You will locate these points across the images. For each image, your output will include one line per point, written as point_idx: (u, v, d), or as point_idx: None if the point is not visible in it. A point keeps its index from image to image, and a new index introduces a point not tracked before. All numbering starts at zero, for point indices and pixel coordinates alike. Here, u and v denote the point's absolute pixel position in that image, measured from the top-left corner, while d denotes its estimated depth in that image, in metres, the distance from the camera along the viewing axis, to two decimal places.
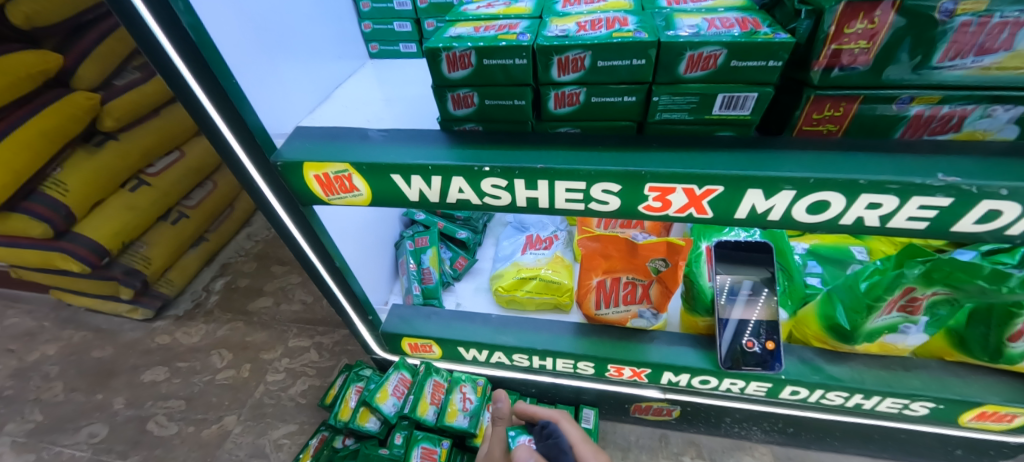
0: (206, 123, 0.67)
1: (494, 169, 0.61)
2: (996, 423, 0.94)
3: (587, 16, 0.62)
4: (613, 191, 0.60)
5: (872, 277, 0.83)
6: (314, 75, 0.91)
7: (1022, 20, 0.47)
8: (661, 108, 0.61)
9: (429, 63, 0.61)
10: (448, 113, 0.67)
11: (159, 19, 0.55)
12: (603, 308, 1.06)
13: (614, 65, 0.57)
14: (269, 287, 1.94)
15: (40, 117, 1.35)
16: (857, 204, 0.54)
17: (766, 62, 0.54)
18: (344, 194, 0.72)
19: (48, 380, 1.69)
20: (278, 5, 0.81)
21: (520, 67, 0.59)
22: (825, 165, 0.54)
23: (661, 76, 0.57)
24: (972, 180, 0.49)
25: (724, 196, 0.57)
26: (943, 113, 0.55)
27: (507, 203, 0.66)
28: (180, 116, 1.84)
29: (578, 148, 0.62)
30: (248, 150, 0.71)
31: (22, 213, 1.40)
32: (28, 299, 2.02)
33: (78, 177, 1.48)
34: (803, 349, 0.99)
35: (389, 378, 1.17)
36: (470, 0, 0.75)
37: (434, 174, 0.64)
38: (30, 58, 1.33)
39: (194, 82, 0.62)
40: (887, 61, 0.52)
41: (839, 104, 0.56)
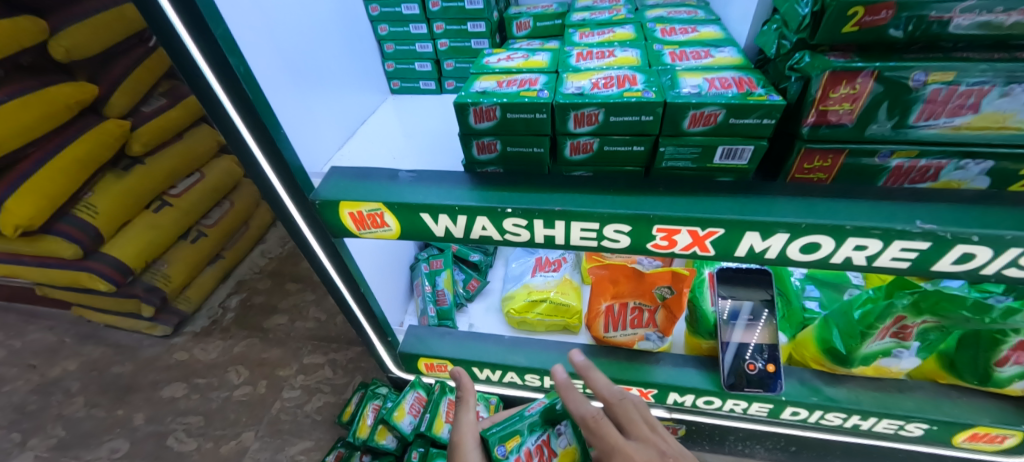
0: (252, 164, 0.74)
1: (515, 210, 0.67)
2: (989, 444, 0.98)
3: (599, 72, 0.70)
4: (623, 231, 0.66)
5: (865, 305, 0.89)
6: (342, 113, 0.98)
7: (986, 89, 0.53)
8: (667, 157, 0.67)
9: (458, 115, 0.67)
10: (472, 157, 0.74)
11: (215, 69, 0.62)
12: (611, 331, 1.12)
13: (625, 120, 0.64)
14: (283, 304, 2.00)
15: (76, 145, 1.43)
16: (845, 246, 0.60)
17: (761, 120, 0.60)
18: (375, 229, 0.78)
19: (70, 395, 1.74)
20: (312, 52, 0.88)
21: (540, 120, 0.66)
22: (815, 211, 0.60)
23: (667, 129, 0.64)
24: (947, 227, 0.55)
25: (725, 237, 0.63)
26: (921, 165, 0.61)
27: (527, 239, 0.72)
28: (200, 140, 1.92)
29: (591, 191, 0.68)
30: (285, 184, 0.77)
31: (54, 235, 1.46)
32: (49, 315, 2.08)
33: (108, 199, 1.56)
34: (802, 370, 1.04)
35: (405, 396, 1.22)
36: (490, 52, 0.82)
37: (460, 213, 0.70)
38: (68, 89, 1.40)
39: (241, 123, 0.68)
40: (868, 120, 0.58)
41: (827, 156, 0.62)
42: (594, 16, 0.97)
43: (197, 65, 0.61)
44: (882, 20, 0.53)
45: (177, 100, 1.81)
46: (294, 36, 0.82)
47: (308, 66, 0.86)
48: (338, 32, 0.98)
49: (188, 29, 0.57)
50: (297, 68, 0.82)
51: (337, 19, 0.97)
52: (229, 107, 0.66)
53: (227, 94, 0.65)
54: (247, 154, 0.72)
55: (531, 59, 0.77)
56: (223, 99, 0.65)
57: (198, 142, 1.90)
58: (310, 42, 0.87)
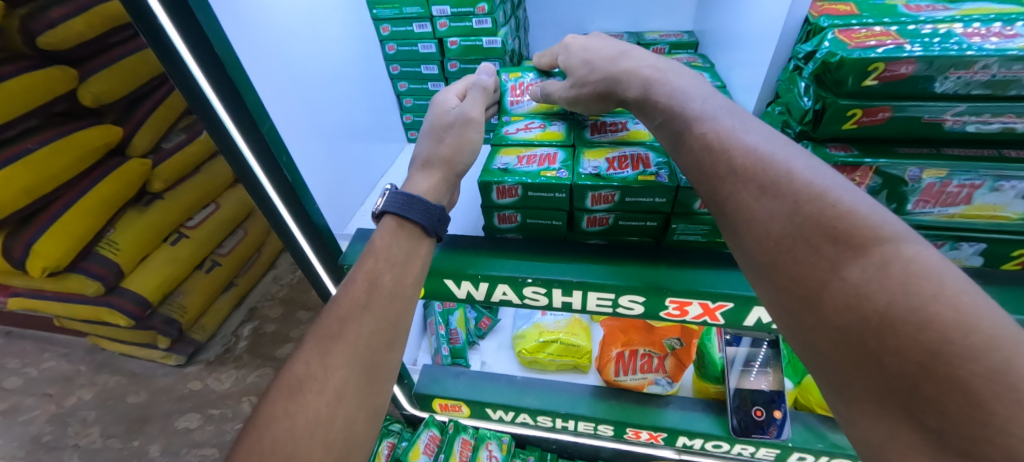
0: (288, 236, 0.77)
1: (536, 280, 0.71)
2: None
3: (614, 149, 0.74)
4: (638, 301, 0.70)
5: None
6: (363, 171, 1.02)
7: (976, 184, 0.57)
8: (678, 231, 0.72)
9: (482, 192, 0.72)
10: (493, 225, 0.78)
11: (248, 138, 0.62)
12: (621, 374, 1.14)
13: (639, 200, 0.68)
14: (295, 333, 2.03)
15: (102, 186, 1.48)
16: None
17: None
18: None
19: (86, 425, 1.77)
20: (335, 110, 0.92)
21: (559, 199, 0.70)
22: None
23: (677, 209, 0.68)
24: None
25: (734, 309, 0.67)
26: None
27: (545, 304, 0.76)
28: (216, 173, 1.96)
29: (608, 261, 0.72)
30: (311, 241, 0.78)
31: (79, 273, 1.50)
32: (64, 343, 2.11)
33: (130, 237, 1.61)
34: (807, 415, 1.07)
35: (420, 436, 1.25)
36: (508, 121, 0.87)
37: (482, 280, 0.74)
38: (96, 132, 1.46)
39: (270, 187, 0.68)
40: None
41: None
42: None
43: (244, 157, 0.64)
44: (880, 119, 0.57)
45: (196, 135, 1.86)
46: (321, 106, 0.87)
47: (333, 132, 0.91)
48: (361, 93, 1.03)
49: (223, 102, 0.57)
50: (325, 138, 0.88)
51: (360, 81, 1.03)
52: (270, 191, 0.69)
53: (271, 182, 0.68)
54: (283, 229, 0.75)
55: (548, 130, 0.82)
56: (265, 185, 0.68)
57: (215, 174, 1.95)
58: (335, 109, 0.92)
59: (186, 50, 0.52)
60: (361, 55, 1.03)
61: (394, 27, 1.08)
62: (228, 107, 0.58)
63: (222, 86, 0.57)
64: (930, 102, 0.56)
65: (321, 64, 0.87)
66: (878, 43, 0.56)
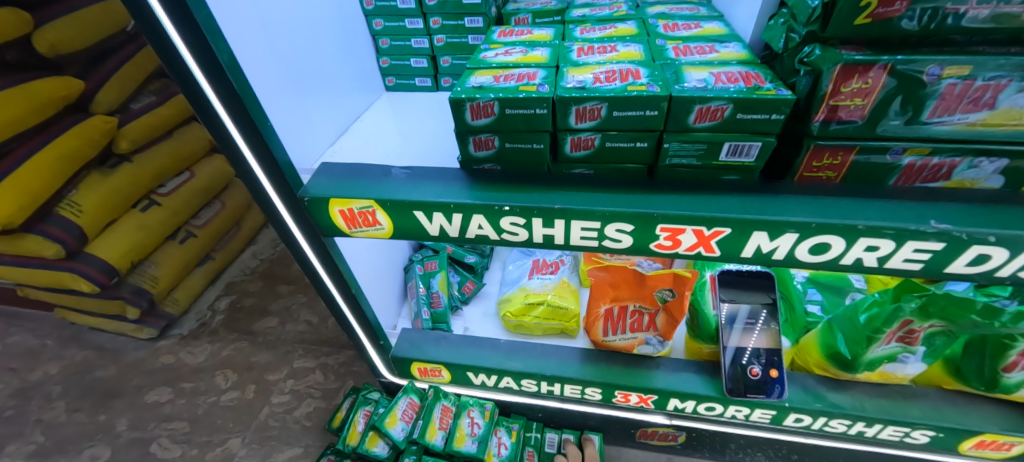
0: (239, 161, 0.70)
1: (513, 208, 0.65)
2: (996, 451, 0.96)
3: (602, 66, 0.67)
4: (626, 231, 0.64)
5: (871, 309, 0.87)
6: (333, 113, 0.94)
7: (1002, 84, 0.51)
8: (671, 154, 0.64)
9: (454, 112, 0.65)
10: (468, 154, 0.71)
11: (201, 62, 0.58)
12: (610, 335, 1.09)
13: (629, 115, 0.61)
14: (274, 307, 1.95)
15: (60, 141, 1.39)
16: (856, 246, 0.58)
17: (769, 115, 0.57)
18: (366, 228, 0.75)
19: (49, 400, 1.69)
20: (305, 49, 0.85)
21: (540, 116, 0.63)
22: (824, 211, 0.58)
23: (671, 125, 0.61)
24: (962, 227, 0.54)
25: (731, 237, 0.61)
26: (933, 163, 0.59)
27: (524, 239, 0.69)
28: (190, 140, 1.87)
29: (593, 189, 0.66)
30: (276, 185, 0.74)
31: (36, 235, 1.40)
32: (31, 317, 2.02)
33: (94, 199, 1.51)
34: (805, 377, 1.02)
35: (398, 402, 1.18)
36: (486, 47, 0.80)
37: (455, 211, 0.67)
38: (53, 84, 1.36)
39: (230, 122, 0.65)
40: (880, 116, 0.56)
41: (837, 153, 0.60)
42: (595, 12, 0.95)
43: (181, 57, 0.57)
44: (897, 10, 0.51)
45: (168, 98, 1.76)
46: (291, 40, 0.80)
47: (299, 62, 0.83)
48: (334, 28, 0.95)
49: (172, 20, 0.54)
50: (292, 71, 0.80)
51: (332, 12, 0.94)
52: (230, 127, 0.66)
53: (217, 94, 0.62)
54: (232, 150, 0.69)
55: (530, 55, 0.75)
56: (208, 93, 0.61)
57: (189, 141, 1.86)
58: (301, 37, 0.84)
59: None
60: None
61: None
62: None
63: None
64: None
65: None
66: None
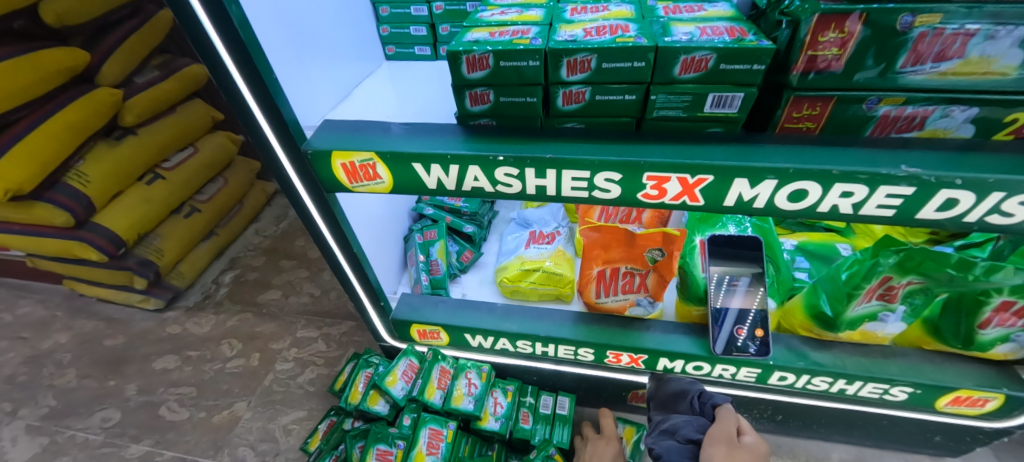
0: (245, 112, 0.74)
1: (507, 158, 0.68)
2: (971, 408, 1.01)
3: (593, 23, 0.70)
4: (614, 180, 0.67)
5: (852, 267, 0.90)
6: (338, 76, 0.97)
7: (972, 31, 0.54)
8: (658, 106, 0.67)
9: (451, 65, 0.67)
10: (465, 109, 0.74)
11: (210, 13, 0.62)
12: (602, 297, 1.12)
13: (617, 67, 0.63)
14: (277, 280, 1.99)
15: (67, 111, 1.41)
16: (831, 193, 0.62)
17: (750, 66, 0.60)
18: (368, 182, 0.78)
19: (61, 367, 1.74)
20: (310, 12, 0.88)
21: (533, 69, 0.65)
22: (801, 158, 0.61)
23: (658, 77, 0.64)
24: (930, 171, 0.57)
25: (714, 184, 0.64)
26: (907, 113, 0.62)
27: (518, 191, 0.73)
28: (194, 115, 1.89)
29: (583, 141, 0.69)
30: (280, 139, 0.78)
31: (45, 203, 1.44)
32: (41, 289, 2.06)
33: (101, 170, 1.54)
34: (789, 337, 1.06)
35: (397, 363, 1.22)
36: (483, 9, 0.82)
37: (452, 162, 0.71)
38: (60, 54, 1.38)
39: (237, 73, 0.69)
40: (856, 66, 0.59)
41: (815, 104, 0.63)
42: None
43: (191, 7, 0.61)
44: None
45: (171, 73, 1.78)
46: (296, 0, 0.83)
47: (304, 23, 0.85)
48: None
49: None
50: (296, 31, 0.83)
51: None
52: (238, 79, 0.70)
53: (225, 46, 0.66)
54: (239, 100, 0.73)
55: (525, 14, 0.77)
56: (217, 44, 0.66)
57: (193, 116, 1.88)
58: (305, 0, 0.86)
59: None
60: None
61: None
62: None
63: None
64: None
65: None
66: None
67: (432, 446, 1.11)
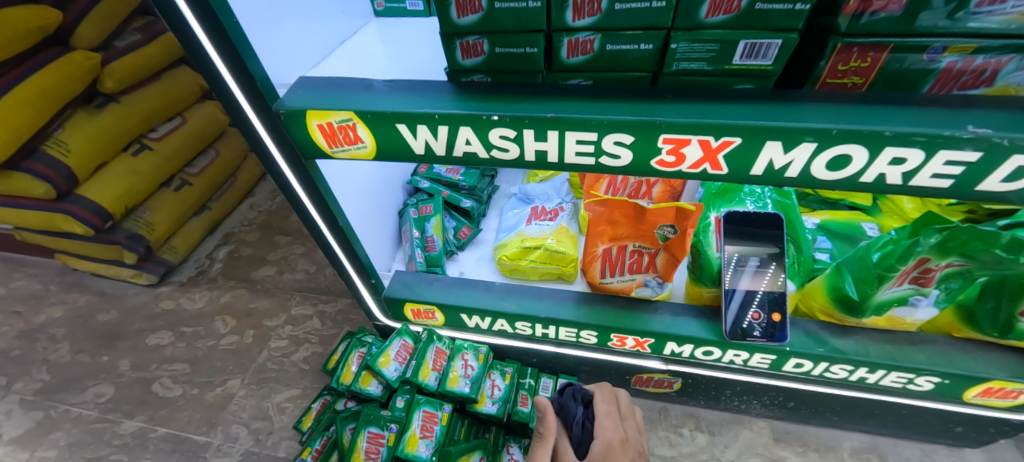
0: (207, 66, 0.65)
1: (502, 118, 0.59)
2: (1001, 400, 0.94)
3: None
4: (624, 144, 0.58)
5: (885, 248, 0.82)
6: (318, 31, 0.87)
7: None
8: (678, 57, 0.57)
9: (437, 8, 0.58)
10: (455, 63, 0.65)
11: None
12: (608, 276, 1.03)
13: (632, 9, 0.54)
14: (272, 256, 1.94)
15: (41, 75, 1.33)
16: (880, 159, 0.53)
17: (792, 6, 0.50)
18: (348, 146, 0.70)
19: (55, 342, 1.71)
20: None
21: (533, 11, 0.56)
22: (848, 117, 0.52)
23: (679, 21, 0.54)
24: (1003, 132, 0.48)
25: (742, 148, 0.55)
26: (975, 65, 0.52)
27: (516, 157, 0.65)
28: (181, 83, 1.79)
29: (590, 98, 0.60)
30: (250, 97, 0.69)
31: (24, 173, 1.38)
32: (34, 263, 2.02)
33: (80, 138, 1.46)
34: (808, 322, 0.98)
35: (391, 343, 1.17)
36: None
37: (440, 123, 0.62)
38: (28, 12, 1.28)
39: (194, 20, 0.59)
40: (921, 6, 0.49)
41: (866, 54, 0.53)
42: None
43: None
44: None
45: (154, 37, 1.67)
46: None
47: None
48: None
49: None
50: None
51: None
52: (194, 26, 0.60)
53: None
54: (198, 52, 0.64)
55: None
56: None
57: (179, 83, 1.78)
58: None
59: None
60: None
61: None
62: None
63: None
64: None
65: None
66: None
67: (427, 429, 1.05)
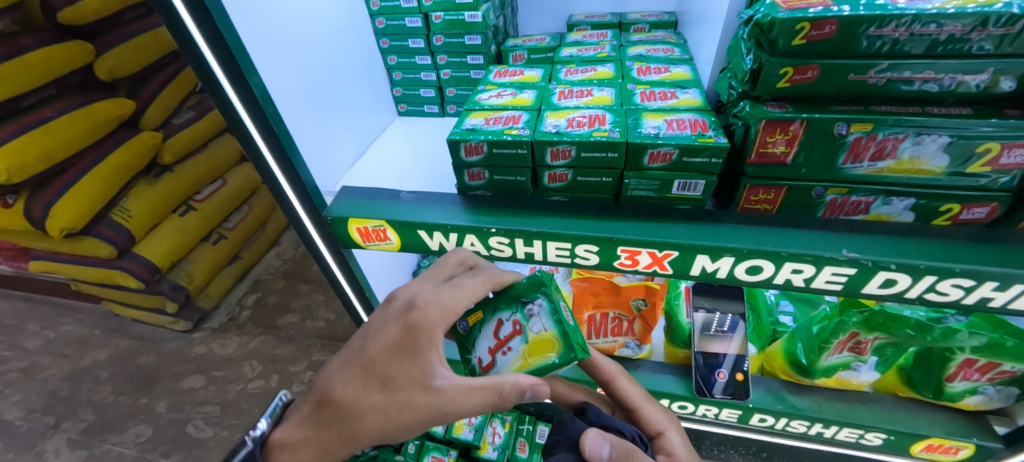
0: (275, 187, 0.84)
1: (499, 230, 0.77)
2: (946, 455, 1.05)
3: (576, 111, 0.80)
4: (593, 251, 0.76)
5: (821, 322, 0.96)
6: (355, 132, 1.09)
7: (901, 138, 0.62)
8: (632, 187, 0.76)
9: (451, 149, 0.77)
10: (464, 183, 0.84)
11: (252, 116, 0.73)
12: (593, 339, 1.17)
13: (594, 156, 0.73)
14: (296, 304, 2.12)
15: (114, 155, 1.56)
16: (784, 269, 0.69)
17: (710, 158, 0.69)
18: (379, 242, 0.88)
19: (99, 383, 1.88)
20: (332, 79, 1.00)
21: (521, 155, 0.75)
22: (755, 239, 0.69)
23: (630, 165, 0.73)
24: (867, 256, 0.64)
25: (680, 258, 0.72)
26: (852, 200, 0.70)
27: (510, 255, 0.82)
28: (225, 149, 2.03)
29: (566, 214, 0.78)
30: (305, 207, 0.88)
31: (93, 237, 1.59)
32: (80, 309, 2.22)
33: (141, 204, 1.69)
34: (770, 380, 1.12)
35: None
36: (482, 89, 0.92)
37: (452, 231, 0.80)
38: (110, 105, 1.53)
39: (271, 159, 0.78)
40: (803, 162, 0.67)
41: (769, 191, 0.71)
42: (582, 52, 1.06)
43: (223, 90, 0.69)
44: (810, 77, 0.62)
45: (205, 112, 1.92)
46: (316, 73, 0.93)
47: (324, 92, 0.97)
48: (354, 59, 1.09)
49: (231, 85, 0.68)
50: (318, 101, 0.94)
51: (355, 49, 1.11)
52: (271, 162, 0.79)
53: (256, 127, 0.74)
54: (271, 179, 0.82)
55: (518, 97, 0.87)
56: (247, 123, 0.73)
57: (223, 150, 2.02)
58: (328, 71, 0.98)
59: (202, 42, 0.63)
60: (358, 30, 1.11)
61: (388, 21, 1.16)
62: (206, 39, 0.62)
63: (227, 65, 0.66)
64: (854, 61, 0.60)
65: (323, 41, 0.96)
66: (808, 5, 0.60)
67: None
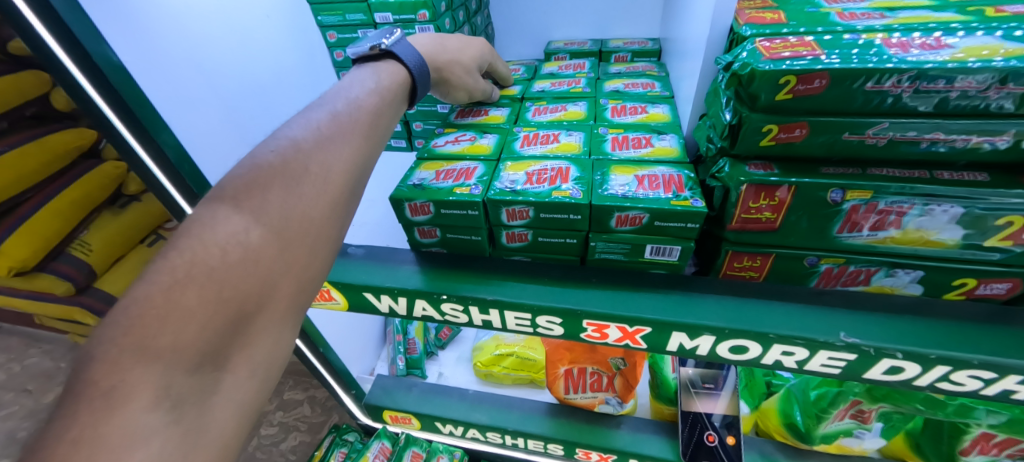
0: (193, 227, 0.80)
1: (450, 296, 0.67)
2: None
3: (538, 163, 0.72)
4: (555, 322, 0.65)
5: (821, 388, 0.89)
6: None
7: (905, 208, 0.53)
8: (599, 250, 0.67)
9: (395, 209, 0.70)
10: (416, 240, 0.75)
11: (155, 158, 0.68)
12: (571, 393, 1.08)
13: (554, 217, 0.64)
14: None
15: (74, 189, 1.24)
16: (773, 351, 0.59)
17: (685, 223, 0.60)
18: (324, 301, 0.78)
19: None
20: (257, 109, 1.01)
21: (473, 216, 0.67)
22: (737, 316, 0.59)
23: (595, 227, 0.64)
24: (869, 342, 0.54)
25: (653, 334, 0.62)
26: (850, 271, 0.61)
27: (466, 321, 0.70)
28: None
29: (526, 277, 0.69)
30: None
31: (48, 274, 1.33)
32: None
33: (102, 237, 1.39)
34: (765, 443, 1.02)
35: (370, 446, 1.23)
36: (441, 134, 0.85)
37: (399, 295, 0.70)
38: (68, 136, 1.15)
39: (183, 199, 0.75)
40: (790, 229, 0.58)
41: (755, 257, 0.63)
42: (554, 87, 0.98)
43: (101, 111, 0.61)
44: (797, 136, 0.54)
45: None
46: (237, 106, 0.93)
47: (239, 116, 0.94)
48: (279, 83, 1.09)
49: (129, 129, 0.64)
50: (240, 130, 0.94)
51: (285, 84, 1.12)
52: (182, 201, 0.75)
53: (159, 167, 0.69)
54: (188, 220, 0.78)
55: (477, 143, 0.79)
56: (151, 167, 0.69)
57: None
58: (249, 99, 0.98)
59: (91, 88, 0.59)
60: (295, 56, 1.16)
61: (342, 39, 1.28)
62: (71, 53, 0.56)
63: (123, 111, 0.63)
64: (850, 118, 0.51)
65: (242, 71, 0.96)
66: (794, 54, 0.51)
67: None
